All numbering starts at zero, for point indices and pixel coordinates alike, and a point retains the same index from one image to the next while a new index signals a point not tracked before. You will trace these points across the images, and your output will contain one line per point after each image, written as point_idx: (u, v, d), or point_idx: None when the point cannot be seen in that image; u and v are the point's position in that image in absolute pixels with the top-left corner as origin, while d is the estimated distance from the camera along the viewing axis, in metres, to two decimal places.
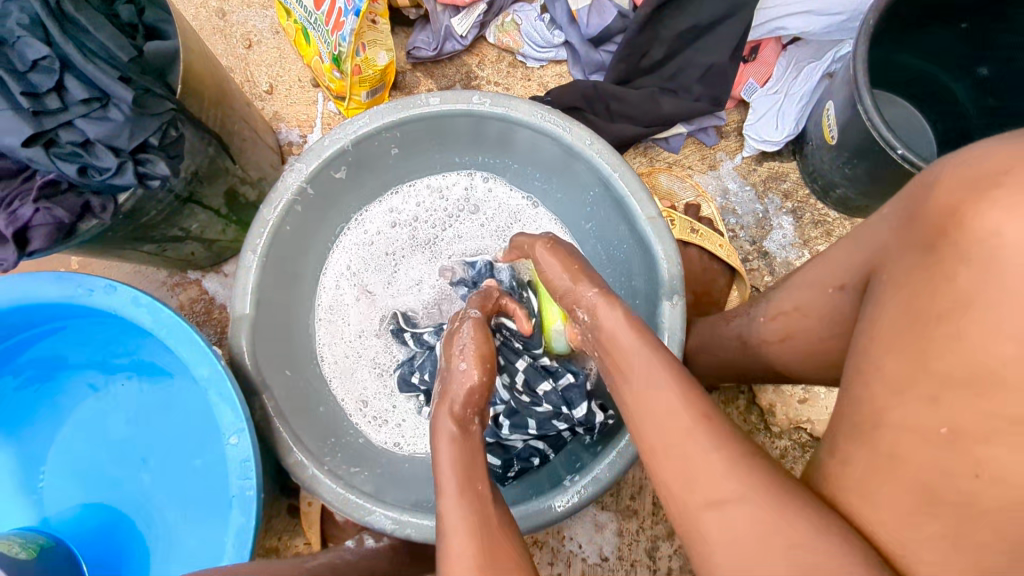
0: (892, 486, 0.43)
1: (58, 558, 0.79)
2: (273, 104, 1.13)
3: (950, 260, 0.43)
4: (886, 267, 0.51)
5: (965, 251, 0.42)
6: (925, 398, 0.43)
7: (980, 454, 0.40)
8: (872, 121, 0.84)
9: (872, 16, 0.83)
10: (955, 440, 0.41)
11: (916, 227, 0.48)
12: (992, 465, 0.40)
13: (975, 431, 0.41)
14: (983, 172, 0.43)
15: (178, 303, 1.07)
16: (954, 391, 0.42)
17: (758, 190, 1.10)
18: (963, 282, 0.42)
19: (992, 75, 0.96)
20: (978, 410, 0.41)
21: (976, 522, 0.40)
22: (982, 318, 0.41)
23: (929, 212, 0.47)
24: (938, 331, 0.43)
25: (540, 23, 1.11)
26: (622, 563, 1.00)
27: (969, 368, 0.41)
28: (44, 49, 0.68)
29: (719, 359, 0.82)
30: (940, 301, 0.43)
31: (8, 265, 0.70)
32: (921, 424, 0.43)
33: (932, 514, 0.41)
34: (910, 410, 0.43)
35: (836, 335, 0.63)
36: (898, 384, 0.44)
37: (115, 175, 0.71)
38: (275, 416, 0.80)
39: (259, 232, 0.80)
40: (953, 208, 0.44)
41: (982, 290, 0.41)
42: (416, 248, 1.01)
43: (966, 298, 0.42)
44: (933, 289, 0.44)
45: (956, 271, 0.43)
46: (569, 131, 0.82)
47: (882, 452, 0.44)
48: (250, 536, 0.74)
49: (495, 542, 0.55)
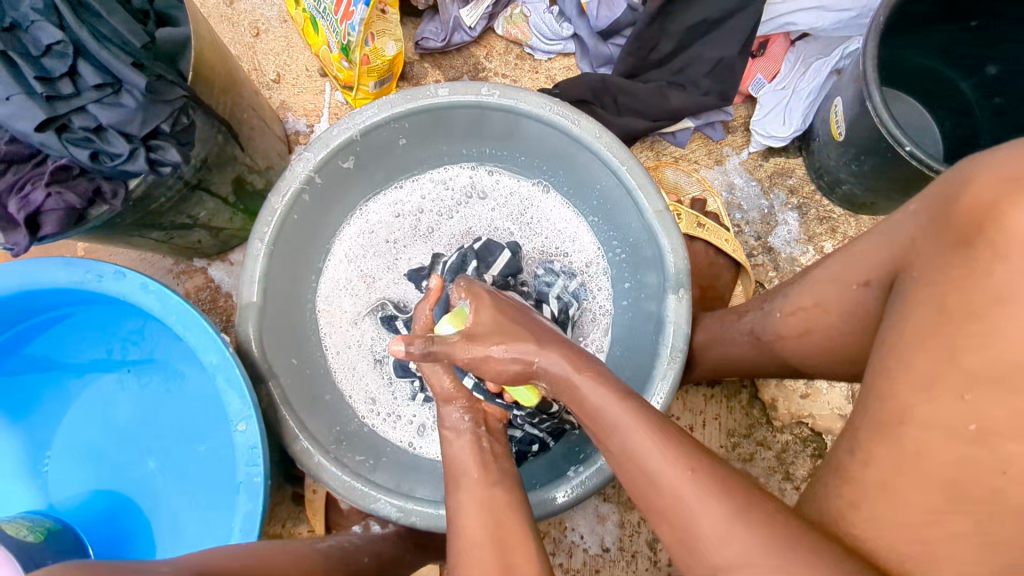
0: (914, 481, 0.43)
1: (65, 541, 0.79)
2: (280, 93, 1.13)
3: (985, 257, 0.44)
4: (917, 265, 0.52)
5: (1000, 248, 0.43)
6: (953, 395, 0.43)
7: (1010, 451, 0.42)
8: (881, 118, 0.84)
9: (883, 11, 0.83)
10: (981, 436, 0.42)
11: (947, 226, 0.49)
12: (1019, 462, 0.41)
13: (1006, 428, 0.42)
14: (1017, 172, 0.44)
15: (184, 291, 1.07)
16: (982, 386, 0.43)
17: (764, 185, 1.10)
18: (998, 278, 0.43)
19: (1000, 74, 0.97)
20: (1010, 408, 0.42)
21: (1001, 518, 0.41)
22: (1014, 314, 0.42)
23: (958, 213, 0.48)
24: (970, 327, 0.43)
25: (550, 15, 1.11)
26: (624, 555, 1.01)
27: (1000, 367, 0.42)
28: (57, 33, 0.68)
29: (728, 354, 0.82)
30: (976, 295, 0.44)
31: (19, 250, 0.70)
32: (948, 421, 0.43)
33: (951, 512, 0.42)
34: (936, 405, 0.44)
35: (857, 329, 0.63)
36: (925, 379, 0.44)
37: (127, 161, 0.71)
38: (282, 403, 0.80)
39: (267, 220, 0.81)
40: (991, 207, 0.45)
41: (1016, 287, 0.42)
42: (417, 238, 1.01)
43: (1002, 294, 0.43)
44: (966, 285, 0.44)
45: (992, 268, 0.43)
46: (576, 124, 0.82)
47: (906, 450, 0.44)
48: (257, 521, 0.75)
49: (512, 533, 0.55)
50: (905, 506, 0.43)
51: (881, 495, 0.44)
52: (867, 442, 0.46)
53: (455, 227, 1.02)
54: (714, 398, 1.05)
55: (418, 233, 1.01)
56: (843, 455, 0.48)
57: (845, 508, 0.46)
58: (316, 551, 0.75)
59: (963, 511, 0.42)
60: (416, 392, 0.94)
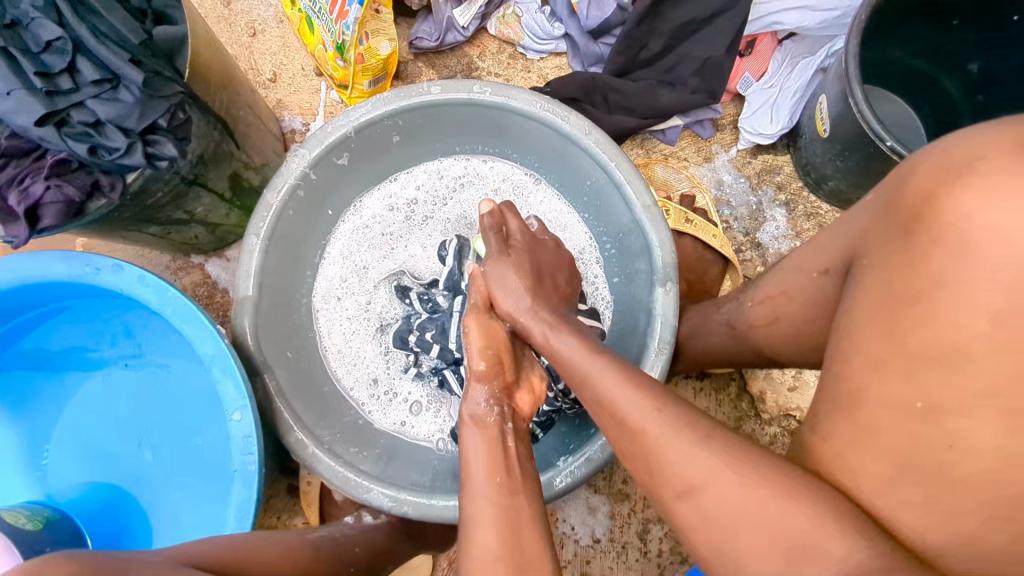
0: (875, 457, 0.45)
1: (64, 531, 0.81)
2: (277, 92, 1.15)
3: (924, 244, 0.45)
4: (865, 256, 0.53)
5: (938, 233, 0.44)
6: (901, 373, 0.45)
7: (953, 426, 0.43)
8: (861, 112, 0.86)
9: (864, 10, 0.85)
10: (927, 413, 0.43)
11: (895, 211, 0.50)
12: (964, 436, 0.42)
13: (948, 404, 0.43)
14: (954, 161, 0.45)
15: (182, 286, 1.08)
16: (925, 367, 0.44)
17: (752, 182, 1.12)
18: (936, 264, 0.44)
19: (982, 71, 1.00)
20: (953, 388, 0.43)
21: (949, 488, 0.42)
22: (952, 298, 0.43)
23: (904, 199, 0.49)
24: (913, 308, 0.45)
25: (541, 15, 1.12)
26: (614, 545, 1.02)
27: (939, 347, 0.43)
28: (58, 30, 0.70)
29: (708, 347, 0.84)
30: (917, 280, 0.45)
31: (20, 242, 0.71)
32: (897, 398, 0.45)
33: (905, 483, 0.43)
34: (886, 382, 0.45)
35: (817, 318, 0.64)
36: (875, 358, 0.46)
37: (124, 155, 0.73)
38: (277, 395, 0.82)
39: (262, 217, 0.82)
40: (929, 193, 0.46)
41: (952, 271, 0.43)
42: (412, 226, 1.02)
43: (937, 279, 0.44)
44: (910, 270, 0.45)
45: (930, 254, 0.44)
46: (566, 121, 0.84)
47: (860, 424, 0.46)
48: (251, 508, 0.76)
49: (508, 517, 0.56)
50: (865, 478, 0.45)
51: (841, 468, 0.46)
52: (833, 423, 0.48)
53: (450, 214, 1.03)
54: (703, 391, 1.06)
55: (411, 221, 1.02)
56: (812, 436, 0.50)
57: (815, 486, 0.47)
58: (306, 543, 0.76)
59: (915, 480, 0.43)
60: (409, 366, 0.96)
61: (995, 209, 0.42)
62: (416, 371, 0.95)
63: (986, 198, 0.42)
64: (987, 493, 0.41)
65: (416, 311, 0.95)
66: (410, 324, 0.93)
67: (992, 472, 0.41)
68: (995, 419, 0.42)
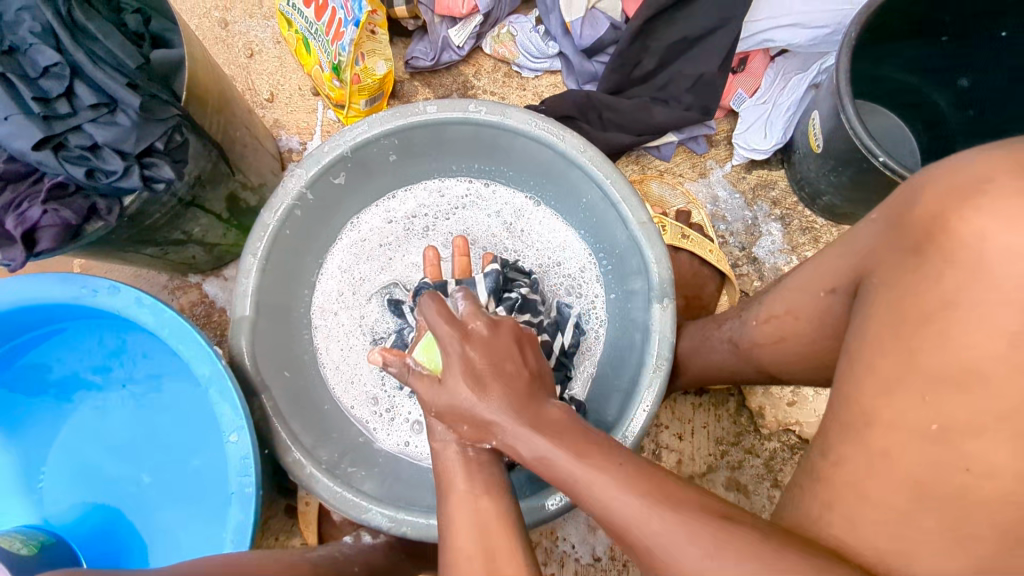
0: (882, 481, 0.44)
1: (59, 555, 0.80)
2: (274, 112, 1.16)
3: (933, 263, 0.45)
4: (876, 273, 0.52)
5: (949, 253, 0.44)
6: (915, 396, 0.44)
7: (968, 448, 0.43)
8: (854, 128, 0.87)
9: (854, 28, 0.86)
10: (942, 434, 0.43)
11: (902, 232, 0.50)
12: (978, 459, 0.42)
13: (963, 426, 0.43)
14: (960, 181, 0.46)
15: (179, 306, 1.08)
16: (939, 388, 0.43)
17: (747, 198, 1.13)
18: (948, 283, 0.44)
19: (971, 86, 1.01)
20: (966, 408, 0.43)
21: (966, 514, 0.42)
22: (964, 318, 0.43)
23: (913, 221, 0.48)
24: (923, 329, 0.44)
25: (536, 35, 1.14)
26: (615, 564, 1.01)
27: (955, 367, 0.43)
28: (55, 56, 0.71)
29: (709, 363, 0.84)
30: (927, 298, 0.45)
31: (16, 265, 0.72)
32: (911, 423, 0.44)
33: (921, 509, 0.43)
34: (899, 408, 0.44)
35: (828, 335, 0.64)
36: (890, 381, 0.45)
37: (122, 177, 0.73)
38: (274, 416, 0.81)
39: (259, 237, 0.82)
40: (938, 214, 0.46)
41: (966, 291, 0.43)
42: (411, 239, 1.03)
43: (950, 299, 0.44)
44: (920, 289, 0.45)
45: (941, 273, 0.44)
46: (562, 139, 0.85)
47: (873, 450, 0.45)
48: (249, 530, 0.75)
49: (507, 542, 0.56)
50: (871, 503, 0.44)
51: (848, 493, 0.45)
52: (836, 444, 0.47)
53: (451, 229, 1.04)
54: (701, 407, 1.06)
55: (410, 233, 1.03)
56: (816, 458, 0.49)
57: (816, 509, 0.47)
58: (306, 560, 0.76)
59: (934, 507, 0.43)
60: (405, 382, 0.96)
61: (1008, 228, 0.42)
62: (412, 386, 0.96)
63: (998, 220, 0.43)
64: (993, 518, 0.42)
65: (407, 324, 0.95)
66: (404, 337, 0.94)
67: (1011, 494, 0.42)
68: (1009, 441, 0.42)
